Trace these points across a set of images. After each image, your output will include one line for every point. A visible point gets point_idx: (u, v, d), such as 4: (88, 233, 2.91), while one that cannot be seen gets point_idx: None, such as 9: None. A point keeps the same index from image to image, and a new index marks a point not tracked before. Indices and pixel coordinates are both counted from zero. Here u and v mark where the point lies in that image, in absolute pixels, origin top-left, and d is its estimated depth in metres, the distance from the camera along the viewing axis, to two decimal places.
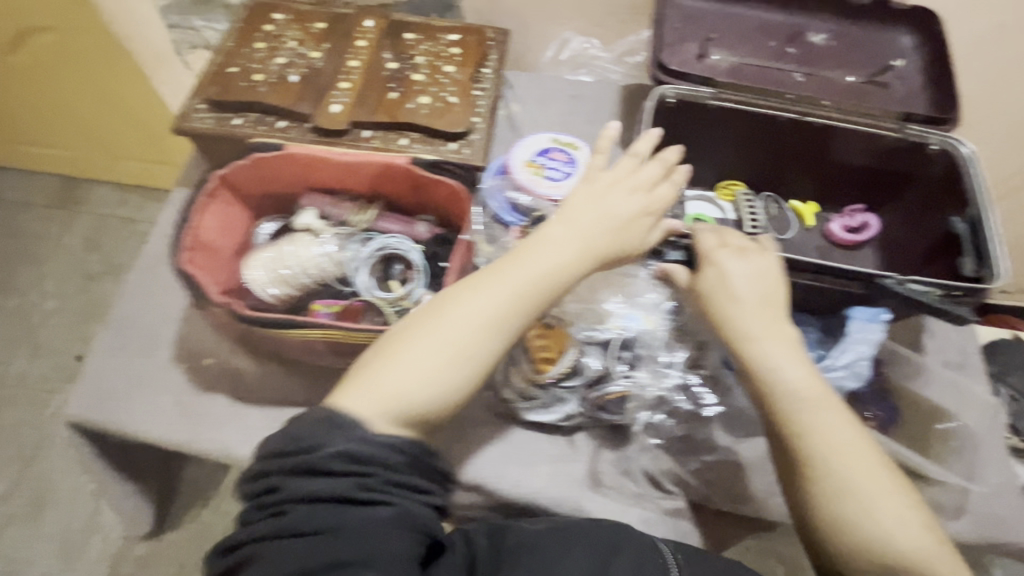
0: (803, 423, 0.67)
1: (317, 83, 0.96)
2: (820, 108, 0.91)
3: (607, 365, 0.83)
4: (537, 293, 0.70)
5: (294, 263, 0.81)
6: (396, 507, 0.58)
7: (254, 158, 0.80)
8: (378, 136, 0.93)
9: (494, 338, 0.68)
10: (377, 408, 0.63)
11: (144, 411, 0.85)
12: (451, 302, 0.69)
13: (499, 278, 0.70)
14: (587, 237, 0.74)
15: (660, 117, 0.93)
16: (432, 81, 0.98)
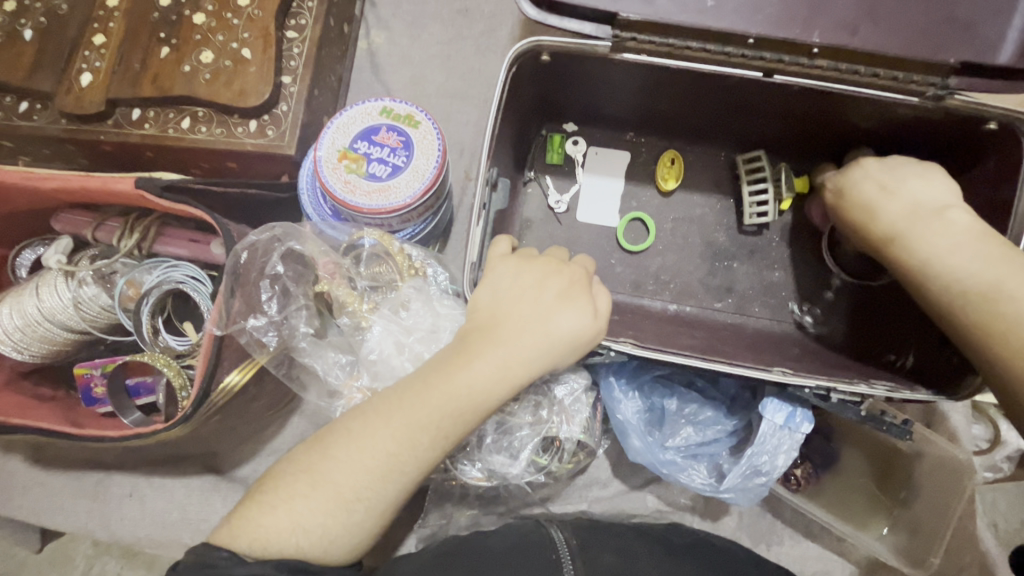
0: (918, 251, 0.52)
1: (59, 41, 0.68)
2: (804, 57, 0.54)
3: (485, 467, 0.57)
4: (375, 492, 0.44)
5: (38, 320, 0.63)
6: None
7: None
8: (152, 117, 0.68)
9: (322, 554, 0.43)
10: (297, 515, 0.43)
11: None
12: (291, 491, 0.44)
13: (315, 469, 0.44)
14: (452, 415, 0.46)
15: (534, 72, 0.62)
16: (219, 24, 0.68)
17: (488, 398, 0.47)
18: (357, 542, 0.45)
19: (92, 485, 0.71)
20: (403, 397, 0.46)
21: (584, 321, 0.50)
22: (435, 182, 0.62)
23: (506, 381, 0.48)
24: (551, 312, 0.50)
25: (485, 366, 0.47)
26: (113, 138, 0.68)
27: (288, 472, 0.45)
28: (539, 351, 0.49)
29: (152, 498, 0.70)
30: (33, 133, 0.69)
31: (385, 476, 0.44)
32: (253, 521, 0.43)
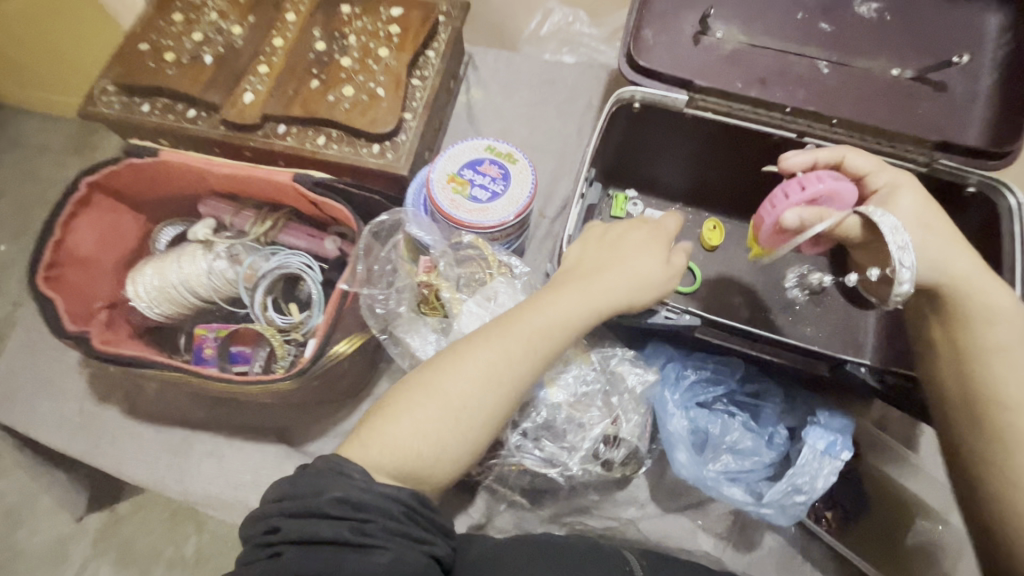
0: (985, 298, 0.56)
1: (231, 67, 0.84)
2: (827, 125, 0.71)
3: (546, 455, 0.65)
4: (479, 400, 0.52)
5: (175, 281, 0.74)
6: (391, 551, 0.45)
7: (128, 165, 0.71)
8: (294, 133, 0.82)
9: (435, 467, 0.52)
10: (417, 419, 0.51)
11: (47, 418, 0.81)
12: (409, 404, 0.52)
13: (428, 385, 0.53)
14: (547, 334, 0.55)
15: (620, 124, 0.77)
16: (361, 68, 0.84)
17: (574, 320, 0.56)
18: (466, 450, 0.53)
19: (177, 441, 0.78)
20: (505, 322, 0.56)
21: (657, 263, 0.59)
22: (525, 210, 0.73)
23: (592, 310, 0.57)
24: (623, 247, 0.60)
25: (568, 296, 0.57)
26: (260, 145, 0.82)
27: (404, 389, 0.54)
28: (618, 285, 0.58)
29: (228, 459, 0.77)
30: (194, 134, 0.83)
31: (487, 384, 0.53)
32: (381, 431, 0.51)
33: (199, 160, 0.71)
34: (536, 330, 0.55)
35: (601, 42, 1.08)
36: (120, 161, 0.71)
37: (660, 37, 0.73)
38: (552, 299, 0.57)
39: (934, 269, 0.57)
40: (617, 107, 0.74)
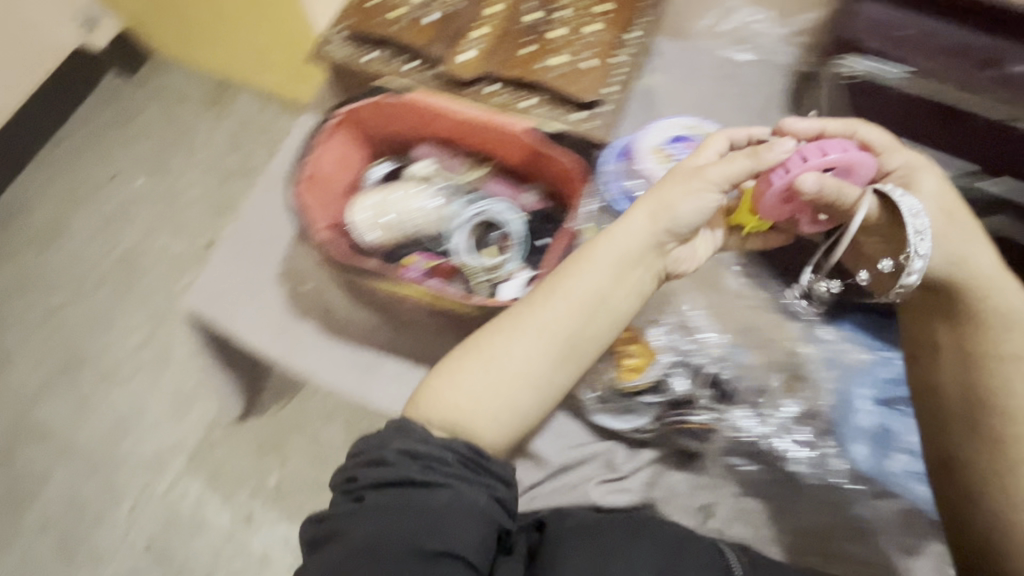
0: (1010, 314, 0.70)
1: (452, 27, 0.92)
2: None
3: (739, 417, 0.79)
4: (565, 325, 0.71)
5: (398, 208, 0.81)
6: (452, 490, 0.63)
7: (381, 101, 0.80)
8: (503, 94, 0.88)
9: (472, 413, 0.68)
10: (520, 347, 0.70)
11: (251, 320, 0.93)
12: (491, 340, 0.72)
13: (509, 323, 0.72)
14: (580, 293, 0.72)
15: (840, 93, 0.97)
16: (571, 40, 0.89)
17: (631, 252, 0.73)
18: (497, 405, 0.69)
19: (367, 361, 0.89)
20: (557, 274, 0.73)
21: (701, 204, 0.73)
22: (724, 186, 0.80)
23: (625, 258, 0.73)
24: (642, 203, 0.75)
25: (619, 234, 0.74)
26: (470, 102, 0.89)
27: (498, 330, 0.73)
28: (675, 213, 0.74)
29: None
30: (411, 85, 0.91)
31: (539, 320, 0.71)
32: (491, 353, 0.71)
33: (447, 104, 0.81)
34: (582, 260, 0.74)
35: (779, 43, 1.10)
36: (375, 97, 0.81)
37: (875, 37, 0.95)
38: (606, 242, 0.74)
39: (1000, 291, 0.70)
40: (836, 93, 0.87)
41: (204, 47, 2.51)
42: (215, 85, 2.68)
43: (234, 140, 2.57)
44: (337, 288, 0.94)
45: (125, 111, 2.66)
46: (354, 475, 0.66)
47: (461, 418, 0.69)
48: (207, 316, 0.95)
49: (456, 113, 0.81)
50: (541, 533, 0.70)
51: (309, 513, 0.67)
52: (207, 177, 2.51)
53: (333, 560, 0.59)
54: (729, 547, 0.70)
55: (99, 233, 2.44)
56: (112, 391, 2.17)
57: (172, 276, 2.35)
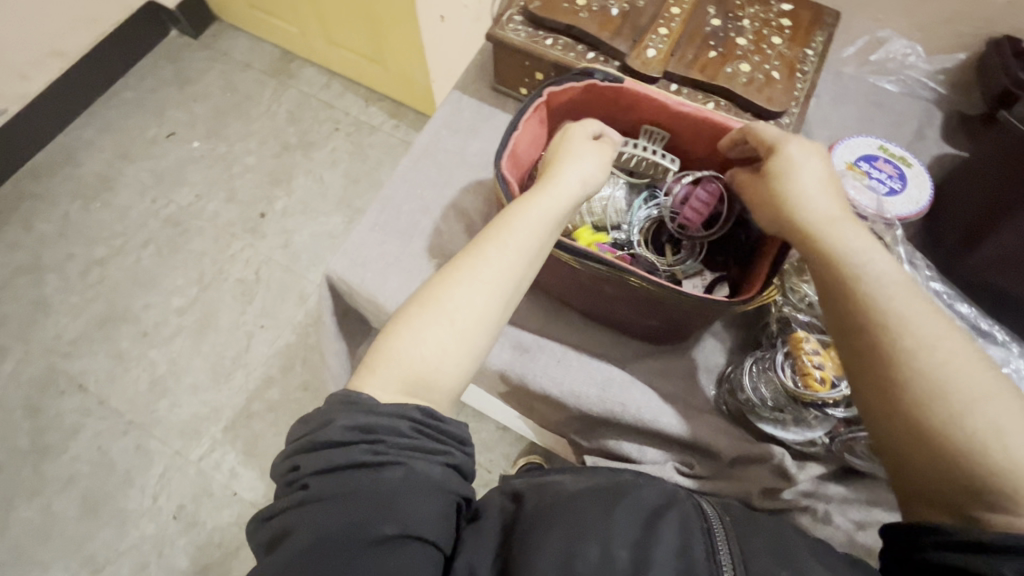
0: (891, 320, 0.58)
1: (635, 22, 0.92)
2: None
3: None
4: (479, 273, 0.68)
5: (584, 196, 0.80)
6: (406, 467, 0.59)
7: (591, 85, 0.80)
8: (685, 93, 0.88)
9: (448, 360, 0.65)
10: (453, 296, 0.67)
11: (394, 289, 0.91)
12: (437, 294, 0.68)
13: (452, 273, 0.68)
14: (513, 243, 0.69)
15: None
16: (757, 49, 0.90)
17: (546, 215, 0.70)
18: (465, 358, 0.66)
19: (524, 341, 0.87)
20: (506, 216, 0.70)
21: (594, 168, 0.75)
22: (920, 213, 0.78)
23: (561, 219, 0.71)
24: (570, 165, 0.74)
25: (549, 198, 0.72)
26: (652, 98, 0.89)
27: (441, 281, 0.68)
28: (583, 169, 0.74)
29: (570, 366, 0.85)
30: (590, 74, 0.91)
31: (475, 266, 0.68)
32: (431, 306, 0.67)
33: (655, 95, 0.81)
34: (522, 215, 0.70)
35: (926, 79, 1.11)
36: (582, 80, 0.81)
37: None
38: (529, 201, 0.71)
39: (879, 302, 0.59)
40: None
41: (278, 16, 2.48)
42: (280, 56, 2.66)
43: (294, 112, 2.54)
44: None
45: (186, 71, 2.62)
46: (298, 466, 0.60)
47: (428, 373, 0.65)
48: (346, 282, 0.93)
49: (662, 106, 0.81)
50: (517, 505, 0.70)
51: (260, 512, 0.61)
52: (264, 145, 2.47)
53: (300, 546, 0.54)
54: (712, 505, 0.68)
55: (150, 189, 2.39)
56: (152, 351, 2.12)
57: (220, 240, 2.30)
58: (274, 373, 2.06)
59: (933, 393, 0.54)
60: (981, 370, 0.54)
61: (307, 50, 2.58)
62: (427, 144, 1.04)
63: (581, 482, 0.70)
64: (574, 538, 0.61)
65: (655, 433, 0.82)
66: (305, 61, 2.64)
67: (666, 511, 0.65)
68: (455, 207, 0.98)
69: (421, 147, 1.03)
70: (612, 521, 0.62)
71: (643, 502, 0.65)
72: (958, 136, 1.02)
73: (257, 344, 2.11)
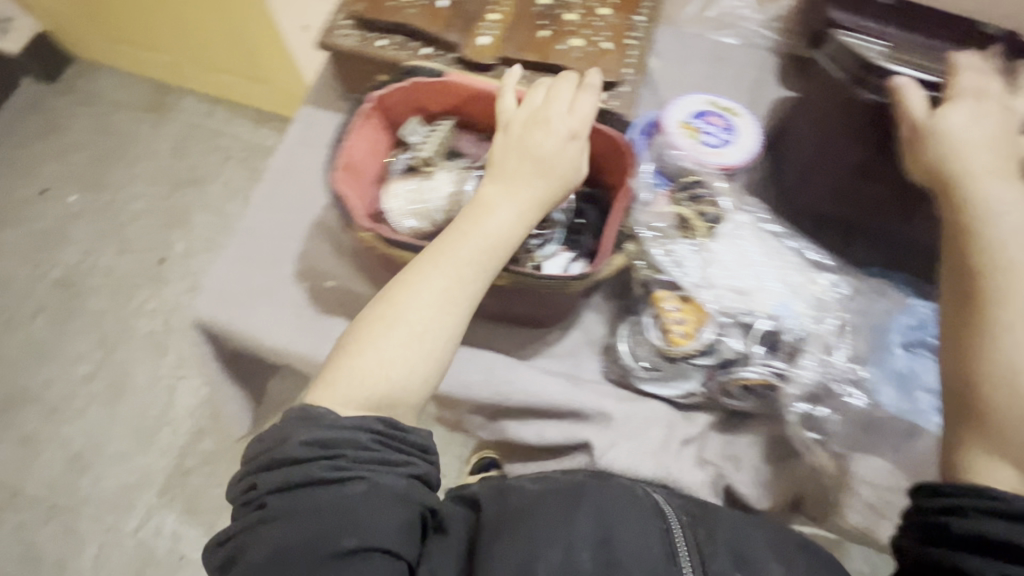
0: (1007, 262, 0.61)
1: (465, 12, 0.91)
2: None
3: (789, 368, 0.75)
4: (438, 280, 0.68)
5: (430, 200, 0.77)
6: (368, 482, 0.62)
7: (414, 83, 0.77)
8: (524, 77, 0.89)
9: (419, 366, 0.68)
10: (415, 313, 0.68)
11: (269, 321, 0.88)
12: (405, 298, 0.68)
13: (410, 280, 0.69)
14: (466, 255, 0.69)
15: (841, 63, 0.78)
16: (586, 23, 0.91)
17: (495, 230, 0.70)
18: (430, 369, 0.69)
19: None
20: (501, 192, 0.72)
21: (558, 139, 0.72)
22: (752, 158, 0.82)
23: (524, 212, 0.71)
24: (534, 134, 0.72)
25: (504, 206, 0.71)
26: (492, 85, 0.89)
27: (403, 288, 0.69)
28: (539, 146, 0.72)
29: (458, 364, 0.84)
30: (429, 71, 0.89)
31: (451, 287, 0.68)
32: (394, 320, 0.68)
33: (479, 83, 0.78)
34: (479, 232, 0.70)
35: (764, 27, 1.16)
36: (405, 79, 0.77)
37: None
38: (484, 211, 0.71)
39: (985, 262, 0.62)
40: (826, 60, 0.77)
41: (140, 48, 2.32)
42: (150, 88, 2.47)
43: (177, 146, 2.38)
44: (361, 280, 0.90)
45: (49, 120, 2.41)
46: (255, 483, 0.64)
47: (390, 388, 0.67)
48: (215, 322, 0.88)
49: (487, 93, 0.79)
50: (479, 509, 0.72)
51: (217, 534, 0.66)
52: (153, 187, 2.32)
53: (255, 563, 0.59)
54: (670, 503, 0.71)
55: (31, 255, 2.20)
56: (64, 428, 1.96)
57: (121, 295, 2.14)
58: (204, 424, 1.95)
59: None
60: None
61: (177, 78, 2.41)
62: (284, 164, 1.00)
63: (537, 484, 0.73)
64: (546, 544, 0.64)
65: (549, 414, 0.82)
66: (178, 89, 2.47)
67: (623, 503, 0.69)
68: (321, 225, 0.95)
69: (277, 168, 0.99)
70: (565, 521, 0.65)
71: (594, 494, 0.69)
72: (794, 78, 1.08)
73: (180, 397, 1.99)
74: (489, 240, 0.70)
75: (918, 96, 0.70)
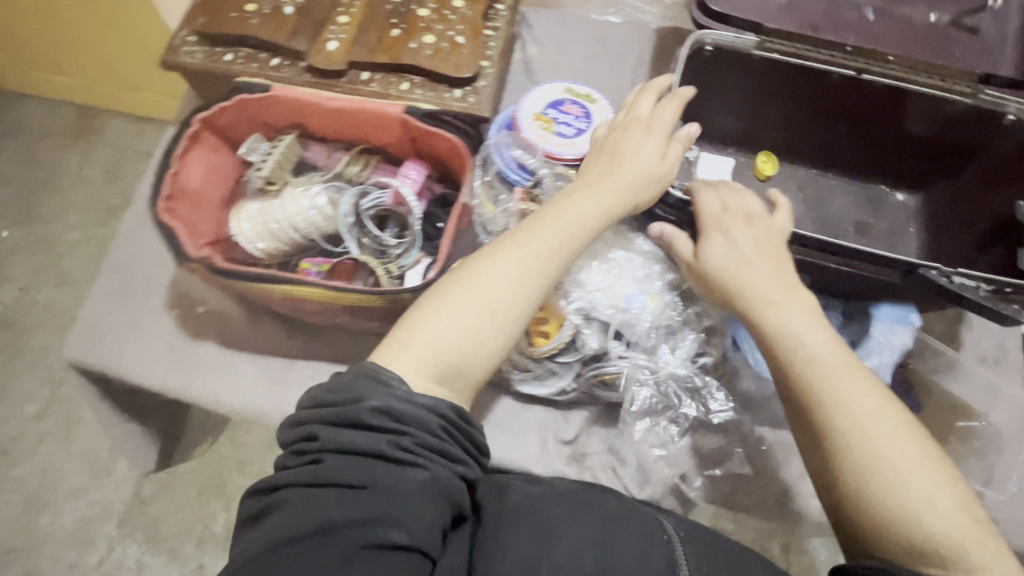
0: (824, 398, 0.59)
1: (312, 17, 0.87)
2: (882, 62, 0.79)
3: (642, 362, 0.75)
4: (519, 262, 0.65)
5: (278, 217, 0.76)
6: (429, 473, 0.55)
7: (239, 100, 0.73)
8: (378, 79, 0.86)
9: (484, 339, 0.63)
10: (501, 286, 0.64)
11: (140, 356, 0.85)
12: (490, 270, 0.64)
13: (494, 253, 0.66)
14: (558, 235, 0.66)
15: (696, 65, 0.83)
16: (439, 18, 0.88)
17: (578, 217, 0.67)
18: (494, 353, 0.63)
19: (277, 369, 0.82)
20: (588, 192, 0.69)
21: (653, 152, 0.70)
22: None
23: (605, 205, 0.68)
24: (626, 141, 0.71)
25: (583, 198, 0.68)
26: (345, 91, 0.85)
27: (487, 256, 0.65)
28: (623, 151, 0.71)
29: None
30: (280, 82, 0.86)
31: (519, 279, 0.64)
32: (446, 293, 0.64)
33: (307, 94, 0.74)
34: (586, 224, 0.67)
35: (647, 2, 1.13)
36: (230, 96, 0.74)
37: None
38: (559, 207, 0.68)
39: (809, 399, 0.60)
40: (690, 52, 0.80)
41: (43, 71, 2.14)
42: (46, 112, 2.31)
43: (75, 171, 2.20)
44: (231, 302, 0.87)
45: None
46: (317, 435, 0.56)
47: (458, 362, 0.62)
48: (87, 364, 0.85)
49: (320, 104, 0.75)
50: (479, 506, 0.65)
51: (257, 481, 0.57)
52: (82, 215, 2.21)
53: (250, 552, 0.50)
54: (669, 519, 0.67)
55: None
56: None
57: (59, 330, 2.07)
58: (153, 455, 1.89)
59: (864, 480, 0.56)
60: (909, 443, 0.57)
61: (69, 98, 2.25)
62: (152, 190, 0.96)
63: (535, 486, 0.68)
64: (539, 538, 0.59)
65: None
66: (72, 108, 2.30)
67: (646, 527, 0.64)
68: None
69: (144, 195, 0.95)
70: (583, 522, 0.61)
71: (611, 503, 0.66)
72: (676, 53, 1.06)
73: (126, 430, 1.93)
74: (574, 228, 0.67)
75: (707, 199, 0.72)
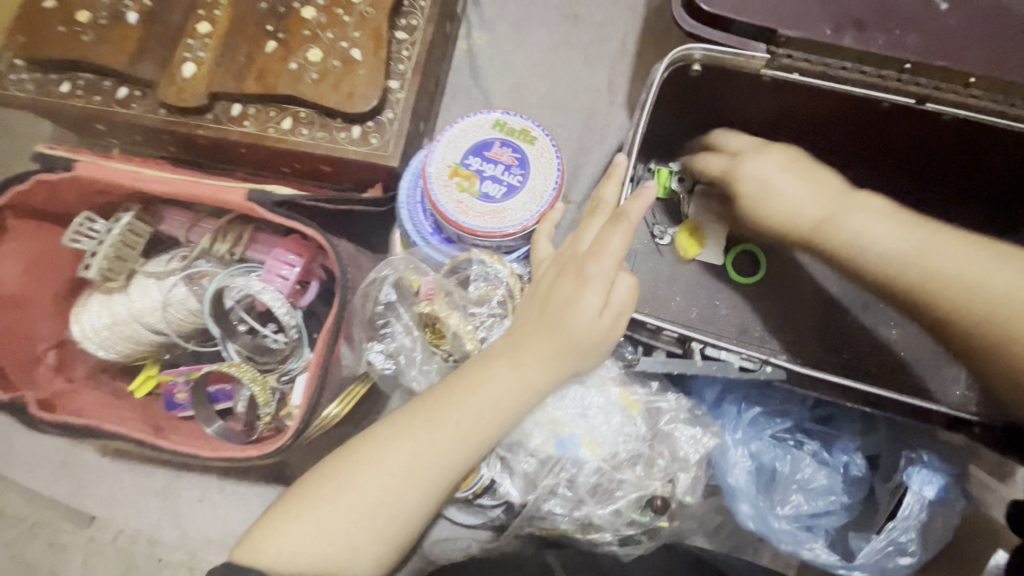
0: (929, 278, 0.49)
1: (162, 27, 0.65)
2: (960, 86, 0.52)
3: (571, 517, 0.56)
4: (418, 444, 0.45)
5: (123, 319, 0.61)
6: None
7: (36, 181, 0.56)
8: (252, 115, 0.64)
9: (350, 565, 0.43)
10: (390, 474, 0.44)
11: (18, 457, 0.73)
12: (375, 452, 0.45)
13: (400, 423, 0.46)
14: (486, 409, 0.46)
15: (680, 84, 0.59)
16: (329, 19, 0.64)
17: (491, 399, 0.46)
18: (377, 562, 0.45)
19: (166, 480, 0.70)
20: (508, 366, 0.47)
21: (594, 307, 0.46)
22: (549, 208, 0.59)
23: (530, 383, 0.47)
24: (558, 291, 0.47)
25: (501, 371, 0.47)
26: (211, 133, 0.65)
27: (373, 439, 0.46)
28: (562, 305, 0.47)
29: (222, 504, 0.69)
30: (131, 121, 0.66)
31: (413, 483, 0.45)
32: (335, 471, 0.45)
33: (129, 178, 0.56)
34: (512, 400, 0.47)
35: None
36: (29, 177, 0.56)
37: None
38: (487, 372, 0.47)
39: (940, 303, 0.48)
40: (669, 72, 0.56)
41: None
42: None
43: None
44: None
45: None
46: None
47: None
48: None
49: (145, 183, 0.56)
50: None
51: None
52: None
53: None
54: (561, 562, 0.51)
55: None
56: None
57: None
58: None
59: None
60: None
61: None
62: None
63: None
64: None
65: None
66: None
67: None
68: None
69: None
70: None
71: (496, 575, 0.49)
72: (673, 36, 0.78)
73: None
74: (487, 410, 0.46)
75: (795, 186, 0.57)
